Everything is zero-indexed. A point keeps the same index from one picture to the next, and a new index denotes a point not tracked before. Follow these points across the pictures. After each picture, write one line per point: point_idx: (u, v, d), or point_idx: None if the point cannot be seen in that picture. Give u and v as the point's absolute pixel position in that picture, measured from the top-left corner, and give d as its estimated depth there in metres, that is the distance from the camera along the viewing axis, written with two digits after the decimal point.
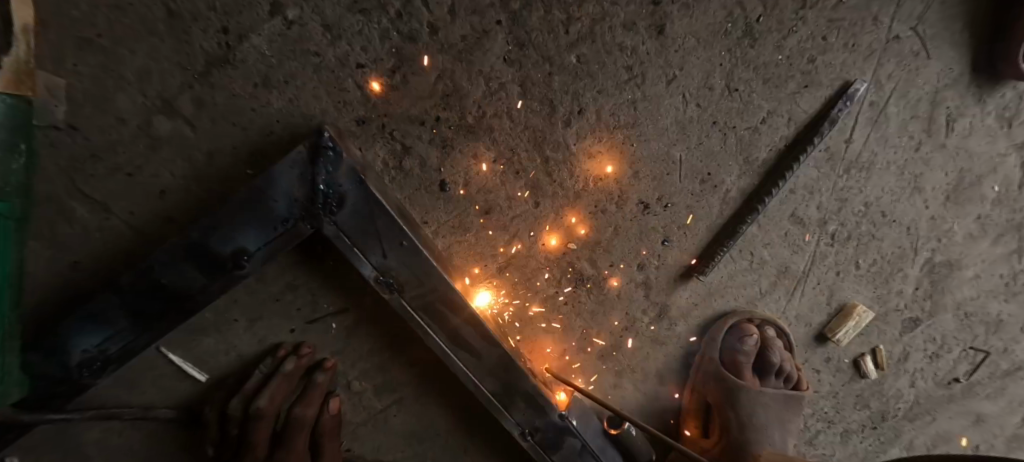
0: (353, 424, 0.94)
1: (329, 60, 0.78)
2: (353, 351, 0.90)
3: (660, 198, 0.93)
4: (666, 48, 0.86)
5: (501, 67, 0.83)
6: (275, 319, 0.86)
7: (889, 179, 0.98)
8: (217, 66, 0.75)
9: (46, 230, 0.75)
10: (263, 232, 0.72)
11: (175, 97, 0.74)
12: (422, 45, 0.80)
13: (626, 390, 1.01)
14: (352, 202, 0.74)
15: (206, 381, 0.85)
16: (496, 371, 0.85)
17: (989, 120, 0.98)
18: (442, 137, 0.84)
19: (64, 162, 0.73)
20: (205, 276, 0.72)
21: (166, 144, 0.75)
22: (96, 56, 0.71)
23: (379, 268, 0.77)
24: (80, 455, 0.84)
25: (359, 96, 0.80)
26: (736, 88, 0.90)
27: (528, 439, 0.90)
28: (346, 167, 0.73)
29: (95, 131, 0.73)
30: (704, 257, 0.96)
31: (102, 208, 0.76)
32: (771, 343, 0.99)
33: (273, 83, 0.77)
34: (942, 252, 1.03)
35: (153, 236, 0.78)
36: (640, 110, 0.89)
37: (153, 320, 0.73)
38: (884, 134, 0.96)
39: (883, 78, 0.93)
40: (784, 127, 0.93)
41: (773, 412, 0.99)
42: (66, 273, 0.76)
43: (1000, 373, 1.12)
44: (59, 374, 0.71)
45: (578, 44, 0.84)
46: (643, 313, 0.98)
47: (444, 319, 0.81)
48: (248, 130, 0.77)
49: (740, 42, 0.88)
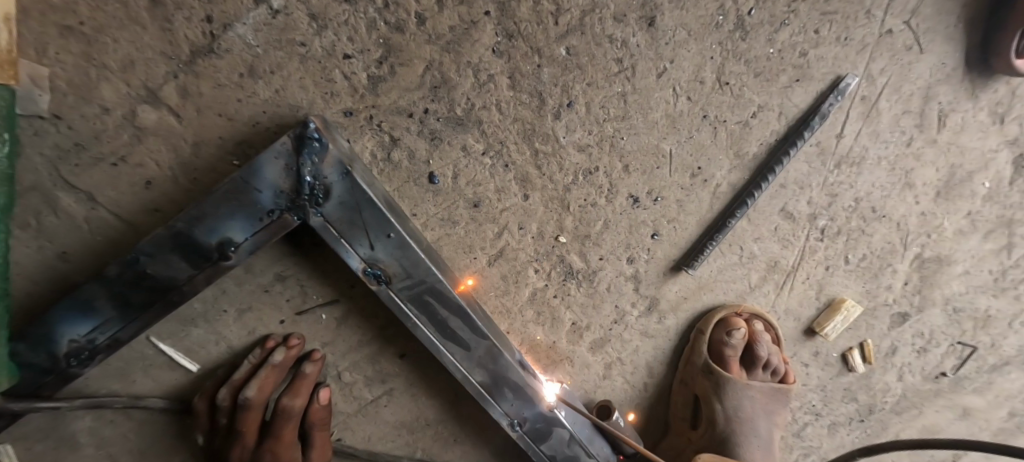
0: (344, 415, 0.94)
1: (315, 50, 0.77)
2: (343, 342, 0.90)
3: (650, 191, 0.93)
4: (657, 41, 0.86)
5: (490, 59, 0.82)
6: (264, 310, 0.86)
7: (880, 174, 0.98)
8: (202, 55, 0.74)
9: (32, 220, 0.75)
10: (249, 223, 0.72)
11: (161, 87, 0.74)
12: (409, 36, 0.79)
13: (615, 383, 1.02)
14: (338, 194, 0.74)
15: (196, 371, 0.85)
16: (484, 362, 0.86)
17: (981, 115, 0.98)
18: (431, 129, 0.83)
19: (49, 151, 0.73)
20: (192, 267, 0.72)
21: (152, 133, 0.75)
22: (79, 45, 0.70)
23: (367, 259, 0.77)
24: (71, 444, 0.84)
25: (346, 86, 0.79)
26: (727, 82, 0.89)
27: (516, 430, 0.90)
28: (332, 158, 0.72)
29: (80, 121, 0.72)
30: (692, 250, 0.97)
31: (89, 198, 0.75)
32: (759, 337, 0.99)
33: (259, 73, 0.76)
34: (931, 247, 1.04)
35: (140, 227, 0.77)
36: (631, 103, 0.88)
37: (140, 310, 0.73)
38: (876, 129, 0.95)
39: (875, 72, 0.92)
40: (775, 121, 0.92)
41: (759, 404, 1.00)
42: (53, 263, 0.76)
43: (987, 367, 1.13)
44: (47, 363, 0.72)
45: (567, 36, 0.84)
46: (632, 306, 0.98)
47: (433, 312, 0.81)
48: (234, 121, 0.77)
49: (731, 35, 0.87)
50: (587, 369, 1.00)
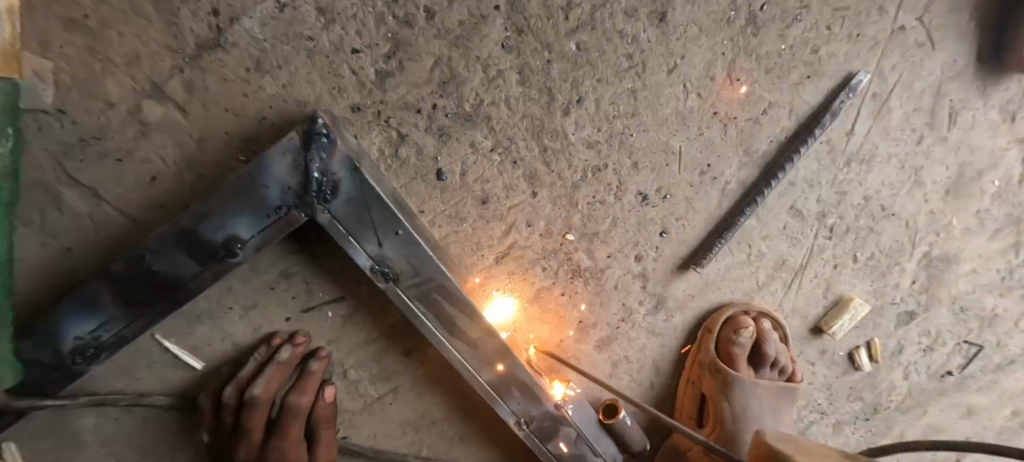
0: (349, 412, 0.94)
1: (323, 45, 0.76)
2: (349, 340, 0.90)
3: (658, 189, 0.92)
4: (668, 36, 0.85)
5: (500, 54, 0.81)
6: (270, 308, 0.85)
7: (889, 172, 0.97)
8: (208, 50, 0.73)
9: (36, 216, 0.74)
10: (256, 220, 0.71)
11: (166, 82, 0.73)
12: (418, 30, 0.78)
13: (622, 381, 1.02)
14: (346, 190, 0.73)
15: (201, 369, 0.85)
16: (492, 360, 0.85)
17: (992, 113, 0.97)
18: (439, 125, 0.83)
19: (53, 146, 0.72)
20: (198, 264, 0.71)
21: (157, 129, 0.74)
22: (84, 38, 0.69)
23: (375, 257, 0.77)
24: (76, 441, 0.83)
25: (354, 82, 0.78)
26: (738, 78, 0.88)
27: (523, 428, 0.90)
28: (340, 154, 0.72)
29: (84, 115, 0.71)
30: (700, 248, 0.96)
31: (93, 194, 0.74)
32: (767, 336, 0.98)
33: (266, 68, 0.75)
34: (939, 246, 1.03)
35: (145, 223, 0.76)
36: (640, 100, 0.87)
37: (146, 307, 0.72)
38: (886, 127, 0.95)
39: (887, 69, 0.92)
40: (785, 119, 0.92)
41: (766, 403, 0.99)
42: (57, 260, 0.75)
43: (993, 366, 1.13)
44: (52, 360, 0.71)
45: (577, 31, 0.83)
46: (640, 304, 0.98)
47: (441, 309, 0.81)
48: (241, 117, 0.76)
49: (743, 31, 0.86)
50: (593, 368, 1.00)
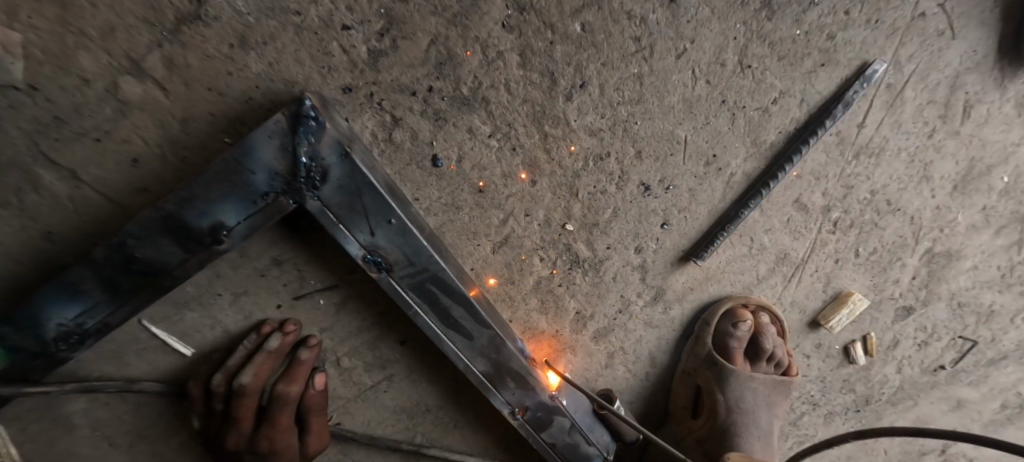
0: (342, 399, 0.93)
1: (311, 20, 0.71)
2: (342, 328, 0.88)
3: (661, 179, 0.89)
4: (678, 18, 0.80)
5: (499, 34, 0.77)
6: (261, 294, 0.83)
7: (898, 166, 0.95)
8: (188, 24, 0.68)
9: (13, 198, 0.70)
10: (243, 206, 0.68)
11: (144, 57, 0.68)
12: (413, 7, 0.73)
13: (617, 372, 1.01)
14: (336, 177, 0.70)
15: (190, 355, 0.83)
16: (487, 352, 0.84)
17: (1006, 107, 0.94)
18: (435, 108, 0.79)
19: (27, 124, 0.67)
20: (184, 252, 0.68)
21: (137, 108, 0.70)
22: (54, 9, 0.64)
23: (367, 246, 0.74)
24: (66, 425, 0.82)
25: (345, 61, 0.74)
26: (748, 65, 0.84)
27: (517, 418, 0.90)
28: (329, 138, 0.68)
29: (58, 92, 0.67)
30: (703, 241, 0.94)
31: (72, 176, 0.70)
32: (765, 330, 0.97)
33: (251, 44, 0.70)
34: (943, 242, 1.02)
35: (129, 207, 0.73)
36: (646, 86, 0.83)
37: (130, 295, 0.69)
38: (898, 120, 0.92)
39: (903, 59, 0.88)
40: (796, 109, 0.88)
41: (761, 395, 0.98)
42: (37, 243, 0.72)
43: (985, 361, 1.12)
44: (36, 347, 0.69)
45: (582, 11, 0.78)
46: (637, 295, 0.96)
47: (435, 300, 0.79)
48: (225, 96, 0.71)
49: (757, 14, 0.82)
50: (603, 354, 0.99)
